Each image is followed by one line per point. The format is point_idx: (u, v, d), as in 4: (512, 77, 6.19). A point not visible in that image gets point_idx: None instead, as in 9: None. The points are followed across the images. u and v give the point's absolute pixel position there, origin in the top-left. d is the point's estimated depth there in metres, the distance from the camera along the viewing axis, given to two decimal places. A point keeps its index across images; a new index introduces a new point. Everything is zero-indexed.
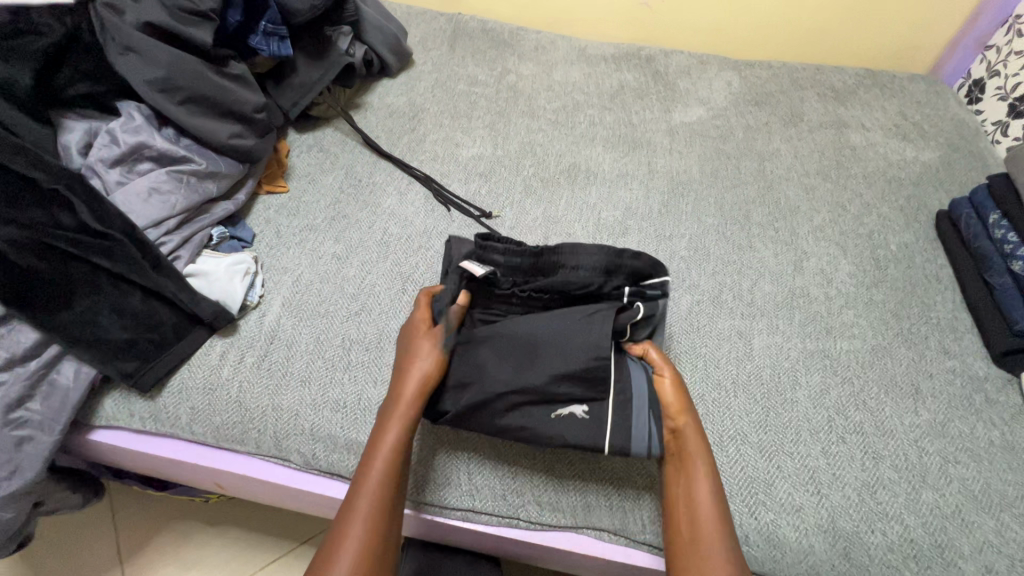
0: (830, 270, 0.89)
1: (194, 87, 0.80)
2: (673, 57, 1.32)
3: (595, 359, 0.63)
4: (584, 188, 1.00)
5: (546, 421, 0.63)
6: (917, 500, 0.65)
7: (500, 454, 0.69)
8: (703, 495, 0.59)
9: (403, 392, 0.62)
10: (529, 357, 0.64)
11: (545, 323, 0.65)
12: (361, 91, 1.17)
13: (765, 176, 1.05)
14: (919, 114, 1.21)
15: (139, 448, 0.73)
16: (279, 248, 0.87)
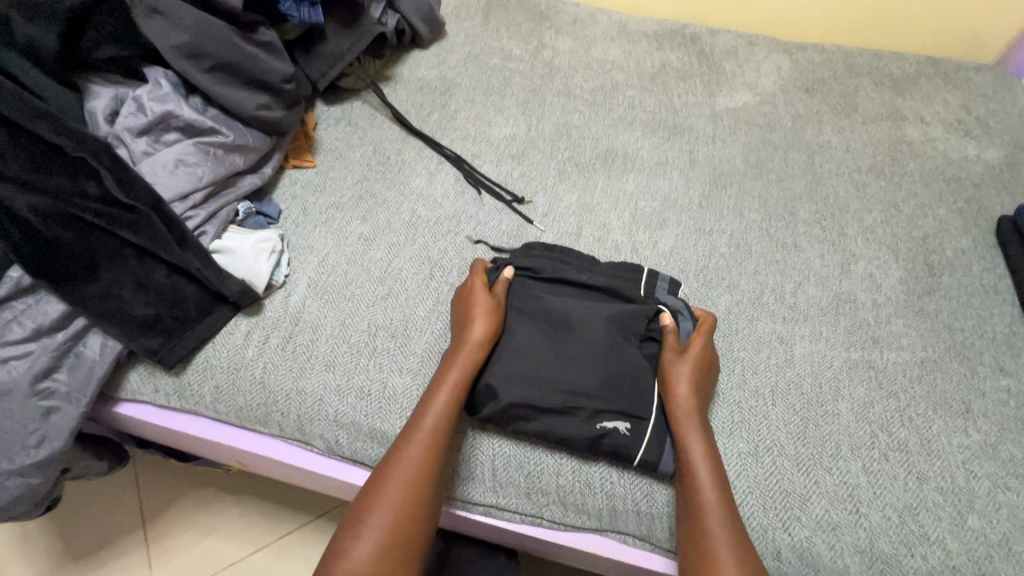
0: (880, 275, 0.84)
1: (222, 54, 0.77)
2: (720, 37, 1.25)
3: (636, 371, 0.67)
4: (620, 175, 0.96)
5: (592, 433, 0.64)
6: (962, 526, 0.62)
7: (519, 450, 0.67)
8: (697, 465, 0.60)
9: (463, 340, 0.66)
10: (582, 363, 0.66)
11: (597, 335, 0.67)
12: (391, 63, 1.12)
13: (813, 170, 0.99)
14: (983, 109, 1.13)
15: (163, 423, 0.73)
16: (305, 226, 0.84)
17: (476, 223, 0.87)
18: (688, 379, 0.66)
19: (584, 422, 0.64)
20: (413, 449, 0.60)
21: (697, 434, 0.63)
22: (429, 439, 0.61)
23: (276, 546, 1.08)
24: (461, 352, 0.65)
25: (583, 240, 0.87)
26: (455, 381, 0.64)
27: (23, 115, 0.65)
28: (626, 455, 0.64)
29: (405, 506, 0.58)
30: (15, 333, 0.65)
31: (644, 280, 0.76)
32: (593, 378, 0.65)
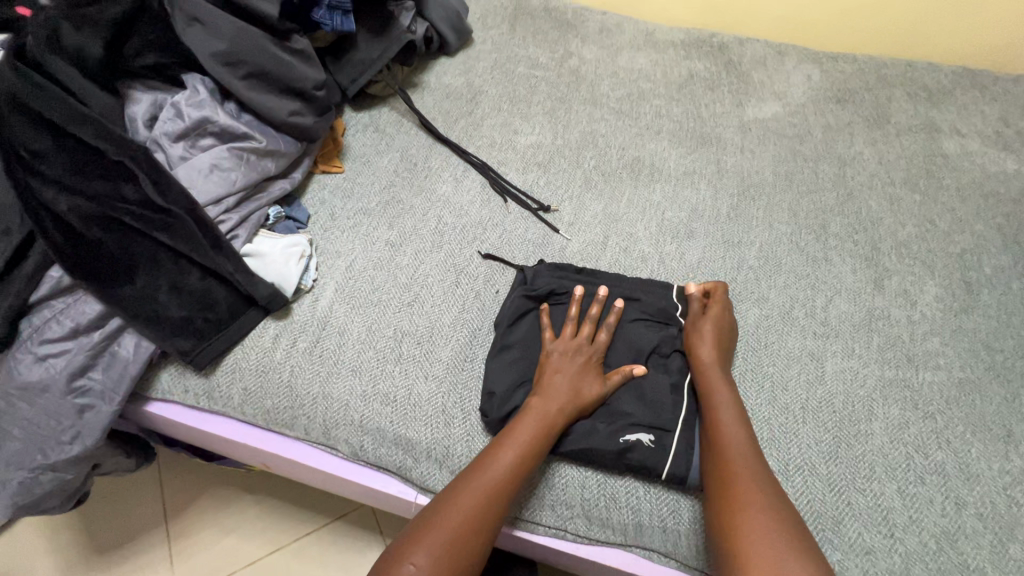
0: (915, 291, 0.82)
1: (257, 62, 0.79)
2: (748, 46, 1.24)
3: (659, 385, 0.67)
4: (647, 185, 0.95)
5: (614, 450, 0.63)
6: (1003, 555, 0.60)
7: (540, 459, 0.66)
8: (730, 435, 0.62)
9: (553, 387, 0.65)
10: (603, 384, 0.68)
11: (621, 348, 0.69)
12: (419, 70, 1.13)
13: (845, 182, 0.97)
14: (1023, 121, 1.10)
15: (190, 423, 0.74)
16: (333, 231, 0.85)
17: (501, 231, 0.87)
18: (719, 364, 0.68)
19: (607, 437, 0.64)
20: (488, 478, 0.58)
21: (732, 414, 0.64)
22: (505, 474, 0.59)
23: (294, 548, 1.08)
24: (550, 397, 0.64)
25: (609, 249, 0.86)
26: (536, 423, 0.62)
27: (66, 120, 0.67)
28: (653, 470, 0.63)
29: (466, 538, 0.55)
30: (54, 331, 0.66)
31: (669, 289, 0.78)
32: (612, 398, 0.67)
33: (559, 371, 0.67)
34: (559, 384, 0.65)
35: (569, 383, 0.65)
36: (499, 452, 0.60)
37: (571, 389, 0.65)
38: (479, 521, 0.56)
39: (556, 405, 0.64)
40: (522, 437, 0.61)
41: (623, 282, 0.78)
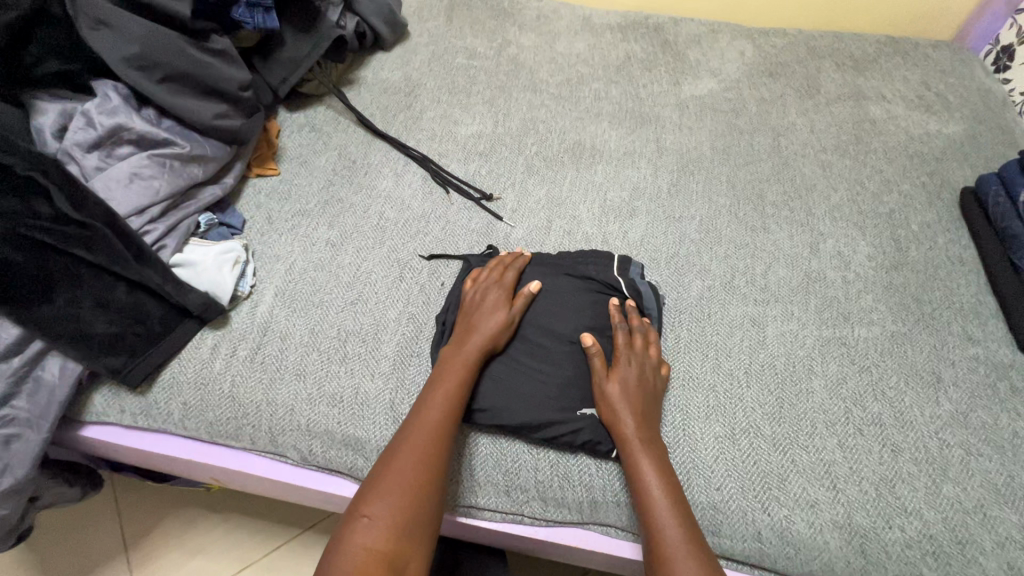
0: (849, 252, 0.85)
1: (174, 64, 0.75)
2: (683, 26, 1.26)
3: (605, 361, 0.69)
4: (588, 167, 0.96)
5: (572, 416, 0.64)
6: (937, 495, 0.63)
7: (490, 445, 0.66)
8: (641, 464, 0.60)
9: (470, 330, 0.67)
10: (558, 355, 0.68)
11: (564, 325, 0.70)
12: (354, 66, 1.12)
13: (779, 152, 1.00)
14: (942, 84, 1.15)
15: (131, 444, 0.71)
16: (271, 234, 0.83)
17: (445, 223, 0.87)
18: (622, 396, 0.63)
19: (564, 403, 0.65)
20: (427, 419, 0.60)
21: (641, 445, 0.61)
22: (443, 412, 0.61)
23: (264, 563, 1.06)
24: (473, 334, 0.67)
25: (553, 233, 0.86)
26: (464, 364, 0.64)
27: None
28: (603, 445, 0.64)
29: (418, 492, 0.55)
30: None
31: (616, 264, 0.76)
32: (565, 367, 0.67)
33: (477, 315, 0.68)
34: (480, 324, 0.67)
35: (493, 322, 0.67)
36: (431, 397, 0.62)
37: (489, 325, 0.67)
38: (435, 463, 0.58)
39: (482, 338, 0.66)
40: (451, 377, 0.63)
41: (565, 257, 0.78)
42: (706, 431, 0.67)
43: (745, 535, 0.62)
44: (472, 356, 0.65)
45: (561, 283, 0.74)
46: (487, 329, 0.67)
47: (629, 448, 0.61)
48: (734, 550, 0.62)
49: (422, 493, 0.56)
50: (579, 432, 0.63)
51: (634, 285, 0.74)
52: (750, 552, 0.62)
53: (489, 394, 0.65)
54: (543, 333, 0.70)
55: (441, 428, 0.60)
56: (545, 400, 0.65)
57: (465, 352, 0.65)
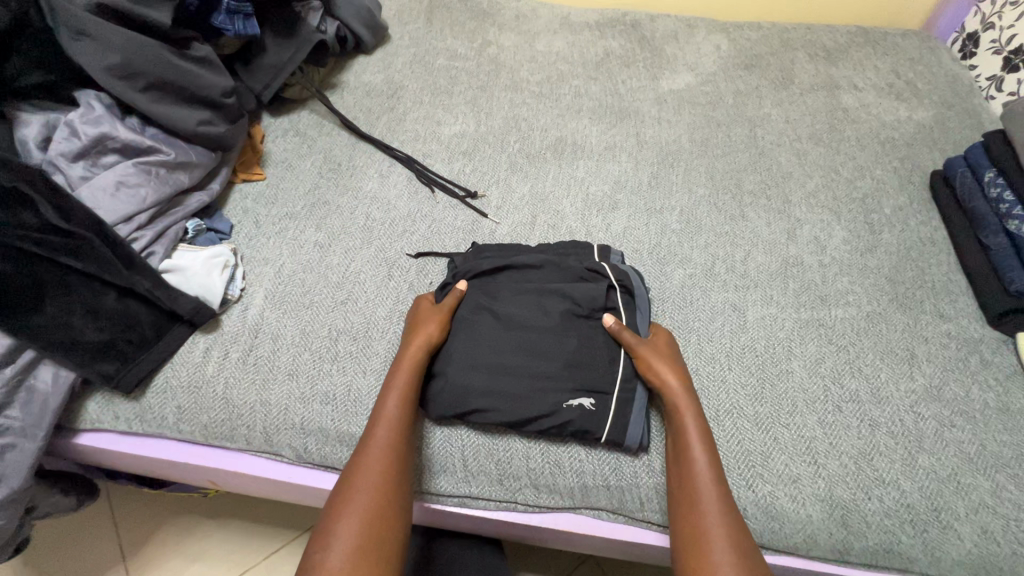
0: (825, 237, 0.88)
1: (157, 73, 0.76)
2: (659, 22, 1.28)
3: (590, 349, 0.69)
4: (570, 163, 0.98)
5: (559, 408, 0.65)
6: (913, 465, 0.65)
7: (480, 436, 0.68)
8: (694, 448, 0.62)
9: (405, 355, 0.67)
10: (548, 346, 0.69)
11: (548, 316, 0.71)
12: (336, 70, 1.13)
13: (756, 143, 1.02)
14: (911, 72, 1.18)
15: (127, 449, 0.71)
16: (259, 238, 0.84)
17: (430, 221, 0.88)
18: (682, 381, 0.66)
19: (553, 394, 0.66)
20: (370, 453, 0.61)
21: (696, 429, 0.63)
22: (386, 444, 0.61)
23: (264, 566, 1.06)
24: (408, 358, 0.66)
25: (538, 228, 0.88)
26: (401, 392, 0.64)
27: None
28: (592, 432, 0.65)
29: (371, 529, 0.57)
30: None
31: (598, 252, 0.80)
32: (554, 358, 0.68)
33: (411, 337, 0.68)
34: (411, 348, 0.67)
35: (423, 345, 0.67)
36: (372, 431, 0.62)
37: (422, 347, 0.67)
38: (384, 496, 0.59)
39: (413, 363, 0.66)
40: (390, 407, 0.63)
41: (548, 249, 0.81)
42: None
43: None
44: (410, 360, 0.66)
45: (546, 275, 0.76)
46: (422, 351, 0.67)
47: (684, 430, 0.63)
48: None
49: (376, 527, 0.57)
50: (568, 423, 0.65)
51: (620, 270, 0.76)
52: None
53: (478, 391, 0.66)
54: (532, 324, 0.70)
55: (385, 460, 0.60)
56: (534, 393, 0.66)
57: (399, 380, 0.65)
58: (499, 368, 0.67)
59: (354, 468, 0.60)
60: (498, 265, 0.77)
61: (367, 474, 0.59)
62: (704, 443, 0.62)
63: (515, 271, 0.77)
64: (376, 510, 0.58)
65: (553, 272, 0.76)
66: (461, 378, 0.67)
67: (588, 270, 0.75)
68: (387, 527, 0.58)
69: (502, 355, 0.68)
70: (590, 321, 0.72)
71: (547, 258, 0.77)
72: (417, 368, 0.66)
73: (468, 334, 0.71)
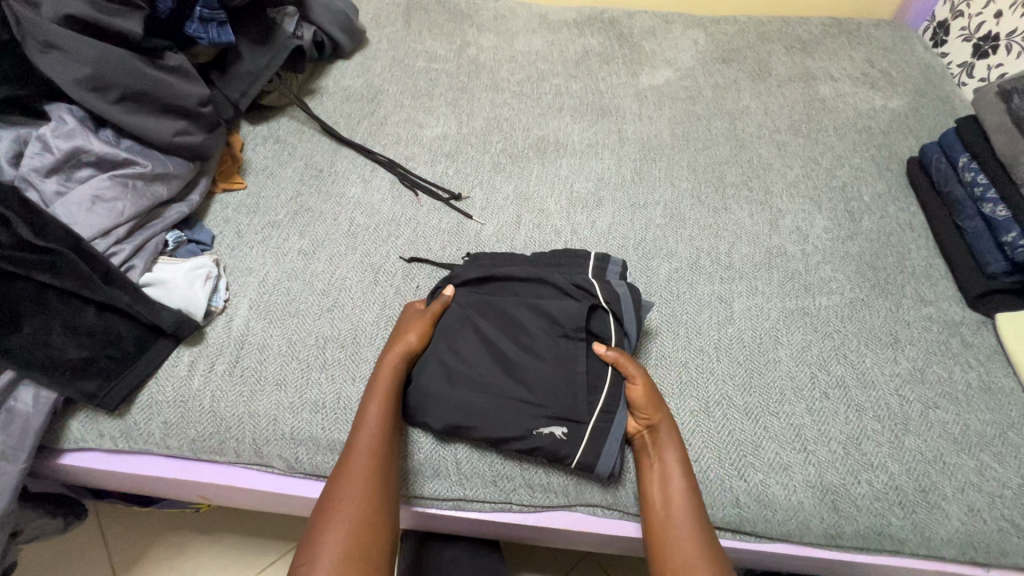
0: (807, 226, 0.89)
1: (130, 83, 0.75)
2: (637, 18, 1.29)
3: (569, 370, 0.67)
4: (554, 161, 0.98)
5: (529, 434, 0.64)
6: (900, 448, 0.66)
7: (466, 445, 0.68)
8: (683, 508, 0.60)
9: (382, 366, 0.66)
10: (524, 369, 0.67)
11: (527, 339, 0.69)
12: (315, 76, 1.12)
13: (736, 135, 1.03)
14: (885, 61, 1.20)
15: (113, 467, 0.70)
16: (242, 248, 0.83)
17: (415, 225, 0.88)
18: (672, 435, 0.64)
19: (523, 420, 0.64)
20: (353, 462, 0.60)
21: (685, 486, 0.61)
22: (369, 453, 0.61)
23: None
24: (385, 368, 0.66)
25: (523, 227, 0.88)
26: (381, 402, 0.63)
27: None
28: (563, 458, 0.64)
29: (359, 540, 0.57)
30: None
31: (594, 264, 0.77)
32: (528, 382, 0.66)
33: (390, 346, 0.68)
34: (387, 359, 0.66)
35: (401, 355, 0.67)
36: (354, 441, 0.62)
37: (399, 359, 0.66)
38: (371, 504, 0.59)
39: (391, 372, 0.65)
40: (370, 417, 0.63)
41: (541, 260, 0.78)
42: (682, 407, 0.69)
43: (725, 504, 0.64)
44: (389, 368, 0.66)
45: (534, 291, 0.73)
46: (397, 364, 0.66)
47: (673, 487, 0.61)
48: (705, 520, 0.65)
49: (363, 539, 0.57)
50: (538, 449, 0.64)
51: (611, 288, 0.72)
52: (731, 519, 0.64)
53: (449, 416, 0.65)
54: (512, 344, 0.69)
55: (368, 468, 0.60)
56: (505, 420, 0.64)
57: (377, 391, 0.64)
58: (467, 395, 0.66)
59: (338, 479, 0.60)
60: (488, 279, 0.75)
61: (352, 485, 0.59)
62: (694, 502, 0.61)
63: (504, 285, 0.75)
64: (364, 521, 0.57)
65: (541, 288, 0.73)
66: (433, 403, 0.65)
67: (575, 286, 0.72)
68: (374, 538, 0.57)
69: (473, 382, 0.66)
70: (573, 341, 0.68)
71: (536, 274, 0.74)
72: (395, 377, 0.66)
73: (448, 350, 0.69)
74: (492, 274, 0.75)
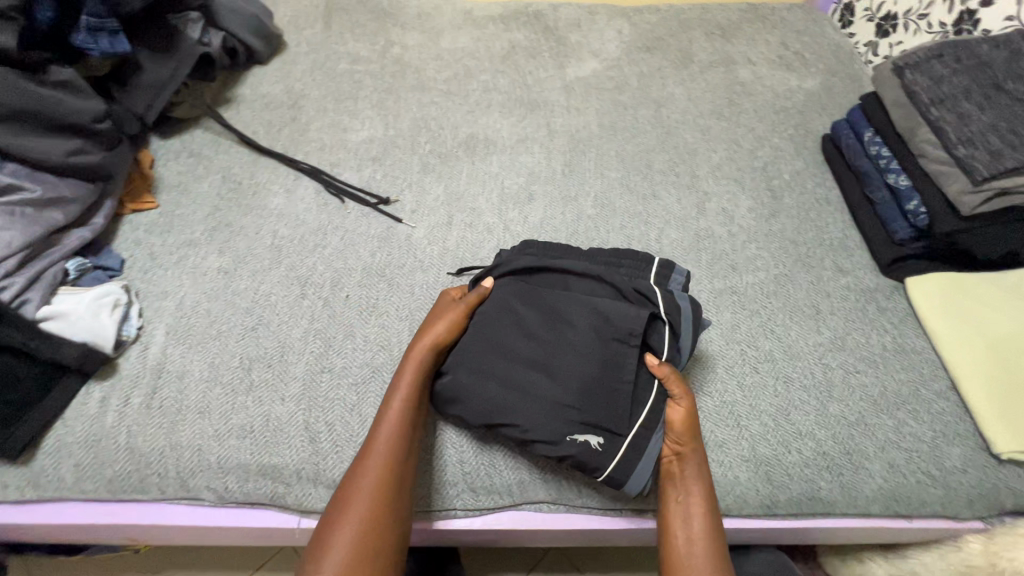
0: (732, 207, 0.91)
1: (10, 103, 0.69)
2: (562, 11, 1.29)
3: (613, 378, 0.65)
4: (484, 158, 0.97)
5: (562, 440, 0.62)
6: (826, 414, 0.69)
7: (481, 443, 0.67)
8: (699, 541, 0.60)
9: (409, 355, 0.65)
10: (563, 372, 0.65)
11: (573, 345, 0.66)
12: (230, 84, 1.06)
13: (662, 122, 1.05)
14: (799, 43, 1.25)
15: (21, 519, 0.65)
16: (156, 271, 0.78)
17: (343, 233, 0.85)
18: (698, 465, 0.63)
19: (557, 425, 0.62)
20: (374, 453, 0.60)
21: (703, 520, 0.61)
22: (391, 444, 0.60)
23: None
24: (412, 358, 0.65)
25: (455, 228, 0.86)
26: (405, 393, 0.63)
27: None
28: (592, 470, 0.62)
29: (370, 534, 0.56)
30: None
31: (657, 270, 0.74)
32: (567, 385, 0.64)
33: (418, 336, 0.67)
34: (415, 349, 0.65)
35: (428, 346, 0.65)
36: (377, 430, 0.61)
37: (427, 349, 0.65)
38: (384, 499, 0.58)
39: (416, 363, 0.64)
40: (394, 407, 0.62)
41: (600, 257, 0.76)
42: None
43: None
44: (416, 359, 0.65)
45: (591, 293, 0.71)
46: (426, 354, 0.65)
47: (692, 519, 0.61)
48: (646, 502, 0.67)
49: (373, 536, 0.56)
50: (567, 456, 0.62)
51: (672, 298, 0.69)
52: None
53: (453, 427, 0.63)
54: (558, 344, 0.66)
55: (385, 462, 0.59)
56: (536, 429, 0.62)
57: (402, 381, 0.64)
58: (500, 399, 0.64)
59: (357, 468, 0.60)
60: (542, 273, 0.73)
61: (368, 477, 0.59)
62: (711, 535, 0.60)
63: (559, 281, 0.72)
64: (377, 516, 0.57)
65: (600, 293, 0.71)
66: (471, 401, 0.64)
67: (637, 294, 0.70)
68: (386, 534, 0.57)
69: (512, 387, 0.64)
70: (623, 347, 0.66)
71: (593, 279, 0.71)
72: (422, 367, 0.65)
73: (485, 342, 0.67)
74: (545, 268, 0.73)
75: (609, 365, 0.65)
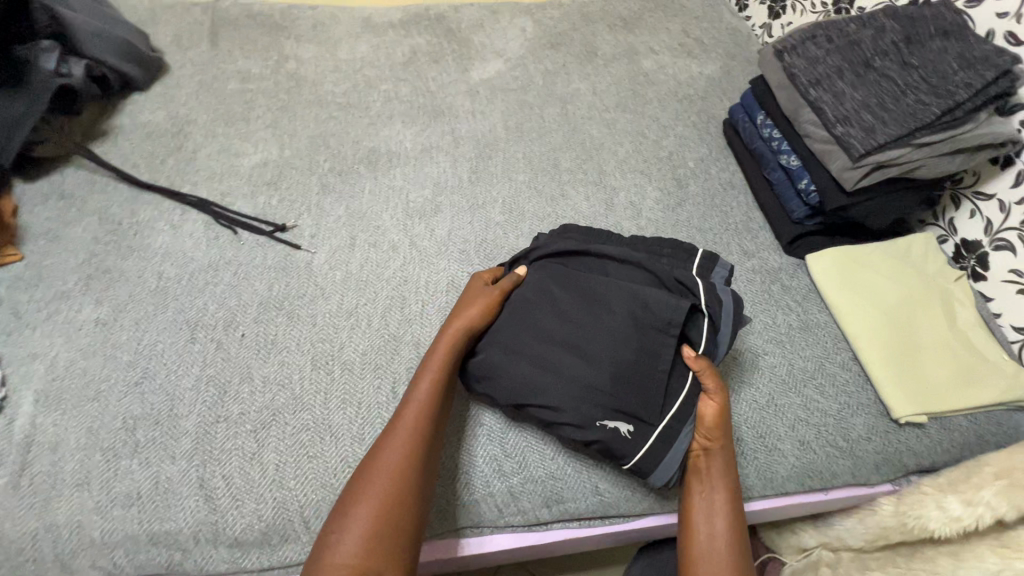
0: (640, 201, 0.91)
1: None
2: (464, 12, 1.26)
3: (647, 364, 0.64)
4: (387, 172, 0.93)
5: (593, 425, 0.62)
6: (737, 400, 0.70)
7: (515, 430, 0.67)
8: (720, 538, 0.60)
9: (443, 334, 0.65)
10: (598, 358, 0.64)
11: (609, 333, 0.65)
12: (104, 115, 0.98)
13: (568, 120, 1.04)
14: (698, 29, 1.27)
15: None
16: (22, 332, 0.71)
17: (236, 267, 0.79)
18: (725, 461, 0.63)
19: (588, 410, 0.62)
20: (402, 429, 0.59)
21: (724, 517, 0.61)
22: (421, 419, 0.60)
23: None
24: (445, 337, 0.65)
25: (357, 249, 0.83)
26: (437, 370, 0.63)
27: None
28: (620, 457, 0.62)
29: (392, 512, 0.54)
30: None
31: (699, 264, 0.72)
32: (602, 369, 0.63)
33: (453, 316, 0.67)
34: (449, 328, 0.65)
35: (463, 326, 0.65)
36: (406, 405, 0.61)
37: (463, 329, 0.65)
38: (409, 476, 0.56)
39: (450, 341, 0.64)
40: (424, 385, 0.62)
41: (640, 244, 0.75)
42: None
43: (585, 493, 0.66)
44: (449, 337, 0.65)
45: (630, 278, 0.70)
46: (460, 334, 0.65)
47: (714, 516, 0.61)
48: (576, 512, 0.66)
49: (394, 516, 0.54)
50: (595, 441, 0.62)
51: (716, 292, 0.68)
52: (594, 507, 0.66)
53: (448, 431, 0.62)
54: (594, 328, 0.66)
55: (412, 440, 0.58)
56: (567, 412, 0.62)
57: (433, 360, 0.63)
58: (530, 381, 0.63)
59: (381, 444, 0.58)
60: (580, 257, 0.72)
61: (394, 452, 0.57)
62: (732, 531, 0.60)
63: (599, 266, 0.71)
64: (399, 493, 0.55)
65: (637, 280, 0.70)
66: (507, 383, 0.63)
67: (677, 283, 0.68)
68: (409, 516, 0.55)
69: (546, 369, 0.64)
70: (661, 337, 0.65)
71: (633, 270, 0.70)
72: (457, 346, 0.64)
73: (519, 324, 0.67)
74: (585, 250, 0.72)
75: (644, 352, 0.65)
